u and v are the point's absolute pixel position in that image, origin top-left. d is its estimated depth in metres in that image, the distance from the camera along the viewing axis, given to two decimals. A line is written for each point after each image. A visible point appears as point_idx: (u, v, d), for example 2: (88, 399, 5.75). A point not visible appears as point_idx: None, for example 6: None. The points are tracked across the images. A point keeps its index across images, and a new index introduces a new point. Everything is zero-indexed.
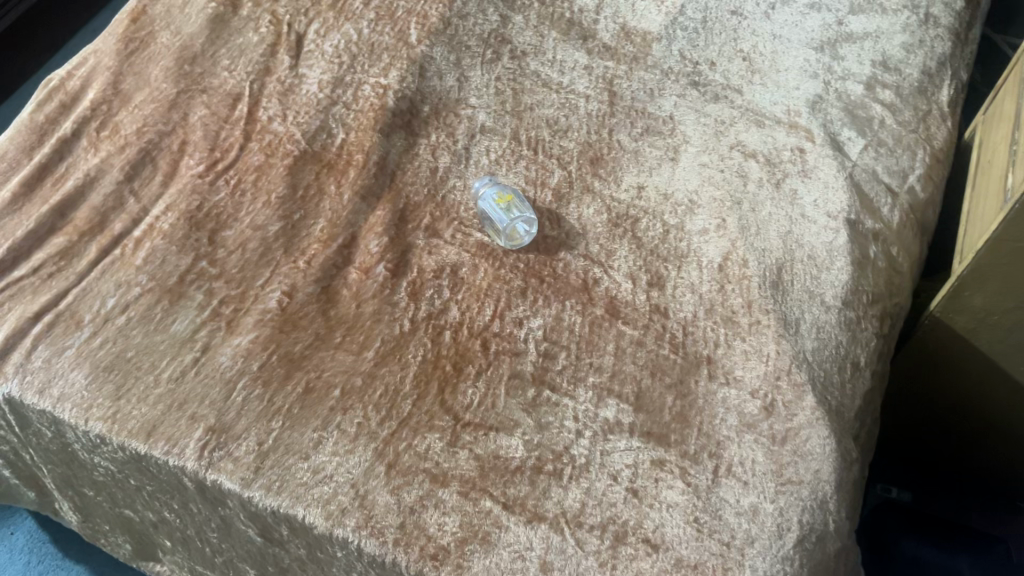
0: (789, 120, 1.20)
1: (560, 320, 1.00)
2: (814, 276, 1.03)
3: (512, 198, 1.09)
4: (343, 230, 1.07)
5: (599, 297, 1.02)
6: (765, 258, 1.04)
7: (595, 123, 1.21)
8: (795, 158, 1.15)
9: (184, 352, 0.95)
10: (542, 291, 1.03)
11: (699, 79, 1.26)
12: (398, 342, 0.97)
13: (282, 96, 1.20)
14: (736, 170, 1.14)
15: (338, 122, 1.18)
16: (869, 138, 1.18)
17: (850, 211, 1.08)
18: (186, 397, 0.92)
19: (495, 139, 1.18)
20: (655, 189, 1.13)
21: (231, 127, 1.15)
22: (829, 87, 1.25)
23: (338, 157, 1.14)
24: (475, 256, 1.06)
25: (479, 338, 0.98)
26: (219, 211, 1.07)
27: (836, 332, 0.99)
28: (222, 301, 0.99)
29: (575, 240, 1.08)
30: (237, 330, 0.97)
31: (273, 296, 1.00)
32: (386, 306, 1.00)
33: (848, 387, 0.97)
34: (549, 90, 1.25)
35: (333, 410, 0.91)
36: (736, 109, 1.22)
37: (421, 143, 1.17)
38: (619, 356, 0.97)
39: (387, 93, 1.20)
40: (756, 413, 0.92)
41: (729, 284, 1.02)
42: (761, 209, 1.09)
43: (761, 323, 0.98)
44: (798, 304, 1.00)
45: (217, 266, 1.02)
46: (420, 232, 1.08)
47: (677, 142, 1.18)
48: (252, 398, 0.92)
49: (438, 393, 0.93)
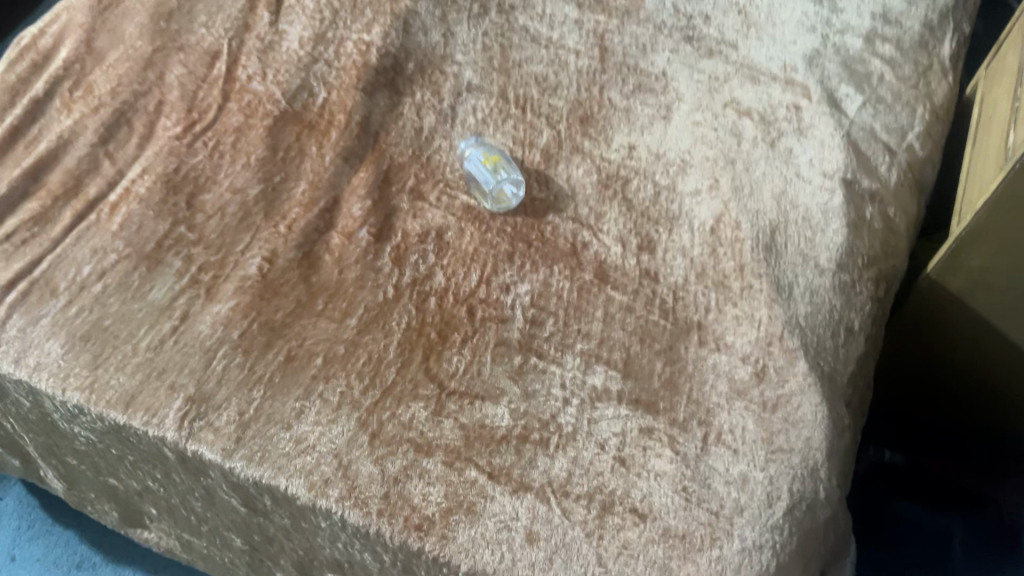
0: (785, 76, 1.16)
1: (548, 286, 0.97)
2: (809, 238, 1.00)
3: (499, 158, 1.07)
4: (325, 193, 1.04)
5: (587, 261, 1.00)
6: (759, 220, 1.01)
7: (586, 80, 1.17)
8: (790, 115, 1.11)
9: (162, 320, 0.93)
10: (529, 255, 1.00)
11: (693, 34, 1.22)
12: (382, 309, 0.95)
13: (261, 54, 1.16)
14: (730, 129, 1.10)
15: (320, 80, 1.14)
16: (868, 94, 1.14)
17: (846, 171, 1.05)
18: (165, 366, 0.90)
19: (482, 97, 1.15)
20: (646, 149, 1.09)
21: (208, 86, 1.12)
22: (828, 41, 1.21)
23: (319, 118, 1.10)
24: (461, 220, 1.03)
25: (464, 304, 0.96)
26: (198, 174, 1.04)
27: (830, 297, 0.97)
28: (200, 267, 0.97)
29: (563, 202, 1.05)
30: (216, 297, 0.95)
31: (253, 261, 0.97)
32: (369, 272, 0.98)
33: (842, 352, 0.95)
34: (538, 46, 1.21)
35: (316, 379, 0.90)
36: (731, 64, 1.18)
37: (405, 102, 1.14)
38: (608, 323, 0.95)
39: (370, 50, 1.16)
40: (747, 379, 0.90)
41: (721, 247, 1.00)
42: (755, 169, 1.06)
43: (754, 287, 0.96)
44: (791, 268, 0.98)
45: (195, 231, 0.99)
46: (405, 195, 1.05)
47: (669, 99, 1.14)
48: (233, 367, 0.90)
49: (422, 361, 0.91)
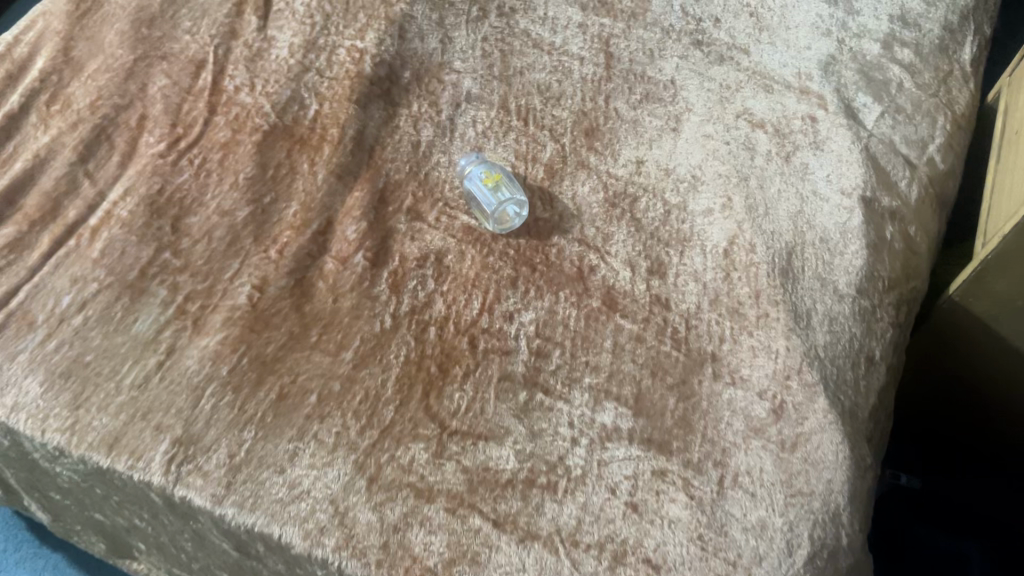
0: (800, 84, 1.10)
1: (554, 314, 0.93)
2: (827, 261, 0.96)
3: (501, 177, 1.00)
4: (318, 214, 0.98)
5: (594, 287, 0.95)
6: (774, 242, 0.96)
7: (591, 89, 1.11)
8: (806, 127, 1.06)
9: (147, 356, 0.88)
10: (534, 281, 0.95)
11: (702, 38, 1.17)
12: (380, 341, 0.90)
13: (249, 62, 1.10)
14: (743, 142, 1.05)
15: (311, 90, 1.08)
16: (886, 104, 1.09)
17: (865, 188, 1.00)
18: (150, 406, 0.85)
19: (482, 108, 1.09)
20: (655, 164, 1.04)
21: (194, 98, 1.06)
22: (844, 46, 1.15)
23: (311, 132, 1.05)
24: (461, 242, 0.98)
25: (465, 334, 0.91)
26: (183, 195, 0.98)
27: (850, 325, 0.92)
28: (187, 296, 0.91)
29: (569, 222, 1.00)
30: (204, 329, 0.90)
31: (242, 290, 0.92)
32: (365, 301, 0.93)
33: (862, 384, 0.90)
34: (540, 52, 1.15)
35: (310, 418, 0.85)
36: (742, 72, 1.13)
37: (402, 114, 1.08)
38: (618, 354, 0.90)
39: (364, 58, 1.11)
40: (765, 416, 0.85)
41: (735, 271, 0.95)
42: (770, 186, 1.01)
43: (770, 316, 0.91)
44: (809, 294, 0.93)
45: (181, 258, 0.94)
46: (402, 215, 1.00)
47: (679, 109, 1.09)
48: (222, 406, 0.85)
49: (422, 397, 0.86)
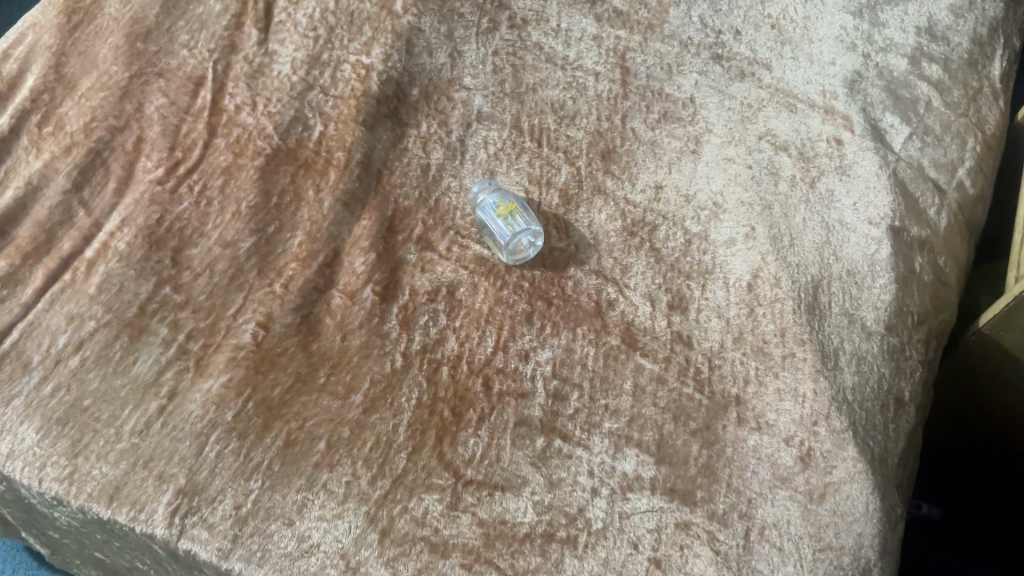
0: (825, 103, 1.06)
1: (571, 353, 0.89)
2: (855, 297, 0.92)
3: (515, 207, 0.96)
4: (324, 245, 0.94)
5: (613, 322, 0.91)
6: (800, 276, 0.92)
7: (607, 107, 1.07)
8: (831, 150, 1.02)
9: (148, 399, 0.84)
10: (550, 316, 0.91)
11: (722, 52, 1.12)
12: (391, 382, 0.86)
13: (249, 79, 1.05)
14: (766, 166, 1.01)
15: (315, 110, 1.04)
16: (914, 125, 1.05)
17: (894, 217, 0.96)
18: (152, 454, 0.81)
19: (493, 128, 1.05)
20: (674, 190, 1.00)
21: (193, 119, 1.01)
22: (869, 61, 1.10)
23: (316, 155, 1.00)
24: (473, 274, 0.94)
25: (479, 375, 0.87)
26: (183, 226, 0.94)
27: (878, 365, 0.89)
28: (189, 335, 0.88)
29: (586, 252, 0.96)
30: (206, 371, 0.86)
31: (246, 328, 0.88)
32: (375, 338, 0.89)
33: (892, 428, 0.87)
34: (553, 67, 1.10)
35: (319, 467, 0.81)
36: (764, 89, 1.08)
37: (410, 135, 1.04)
38: (638, 397, 0.86)
39: (370, 75, 1.06)
40: (792, 465, 0.82)
41: (759, 307, 0.91)
42: (795, 215, 0.97)
43: (797, 356, 0.87)
44: (836, 332, 0.89)
45: (182, 293, 0.90)
46: (411, 245, 0.96)
47: (699, 130, 1.05)
48: (227, 454, 0.82)
49: (435, 444, 0.83)
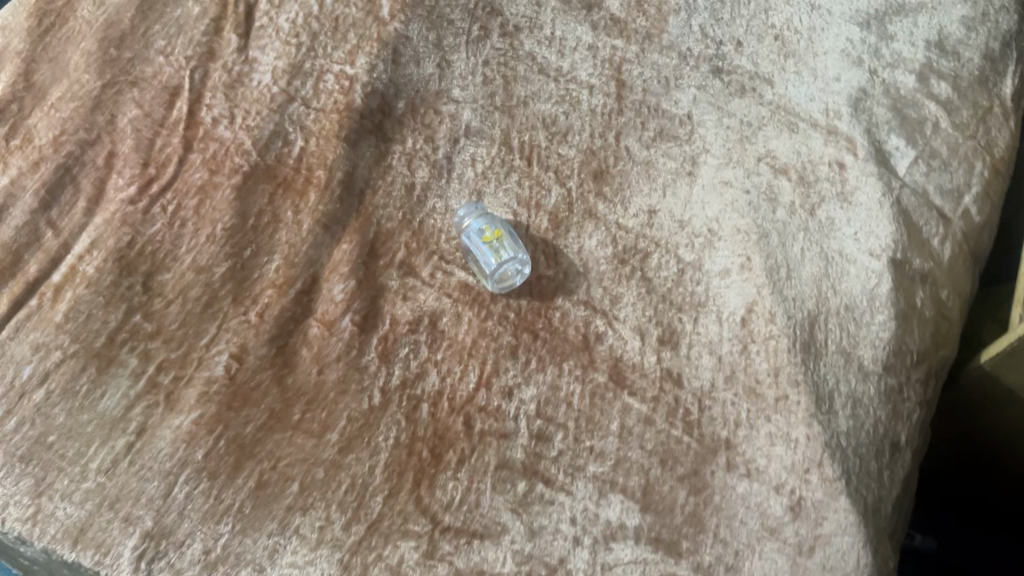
0: (828, 123, 1.01)
1: (556, 391, 0.86)
2: (852, 334, 0.88)
3: (501, 235, 0.92)
4: (302, 270, 0.91)
5: (601, 358, 0.88)
6: (795, 311, 0.88)
7: (601, 123, 1.03)
8: (833, 175, 0.98)
9: (115, 436, 0.81)
10: (535, 350, 0.88)
11: (723, 65, 1.07)
12: (368, 420, 0.83)
13: (227, 89, 1.00)
14: (764, 191, 0.97)
15: (296, 123, 0.99)
16: (920, 148, 1.00)
17: (895, 248, 0.92)
18: (119, 495, 0.79)
19: (482, 144, 1.01)
20: (668, 214, 0.96)
21: (168, 133, 0.97)
22: (875, 78, 1.06)
23: (296, 173, 0.96)
24: (457, 303, 0.91)
25: (460, 413, 0.84)
26: (155, 248, 0.90)
27: (874, 408, 0.85)
28: (159, 367, 0.85)
29: (574, 280, 0.92)
30: (177, 406, 0.83)
31: (219, 360, 0.85)
32: (353, 372, 0.86)
33: (886, 474, 0.84)
34: (546, 79, 1.06)
35: (291, 510, 0.79)
36: (765, 106, 1.03)
37: (395, 151, 1.00)
38: (624, 440, 0.83)
39: (354, 87, 1.01)
40: (782, 514, 0.79)
41: (752, 344, 0.87)
42: (793, 244, 0.93)
43: (790, 398, 0.84)
44: (832, 372, 0.86)
45: (152, 321, 0.86)
46: (393, 271, 0.92)
47: (695, 150, 1.00)
48: (196, 495, 0.79)
49: (412, 488, 0.80)
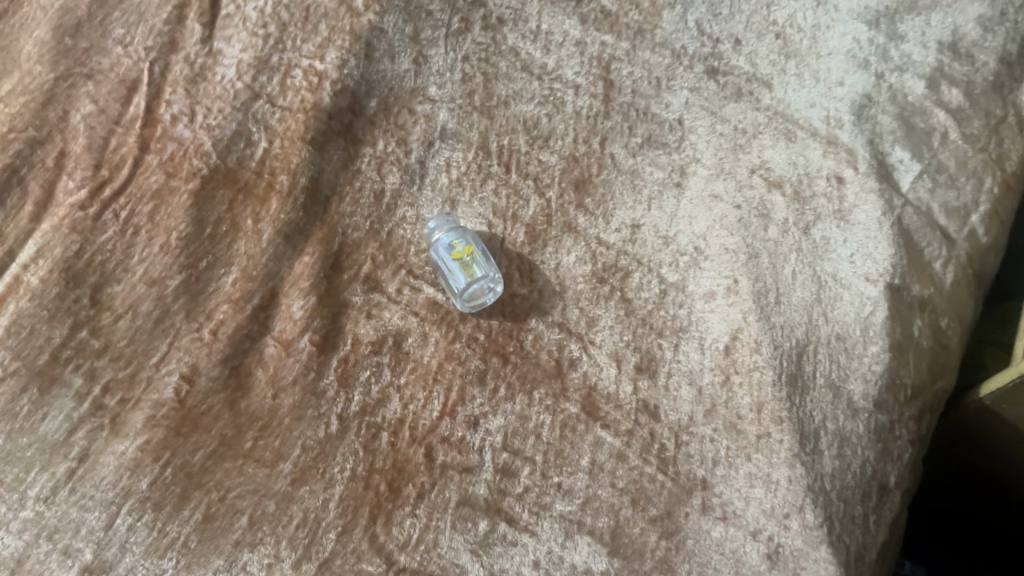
0: (828, 133, 0.93)
1: (525, 421, 0.81)
2: (843, 367, 0.82)
3: (473, 250, 0.86)
4: (260, 284, 0.86)
5: (573, 386, 0.83)
6: (783, 340, 0.83)
7: (585, 127, 0.96)
8: (830, 190, 0.91)
9: (55, 462, 0.77)
10: (504, 375, 0.83)
11: (718, 65, 0.97)
12: (324, 450, 0.79)
13: (188, 83, 0.93)
14: (756, 207, 0.91)
15: (260, 122, 0.93)
16: (926, 162, 0.92)
17: (894, 273, 0.86)
18: (58, 525, 0.75)
19: (458, 147, 0.95)
20: (652, 229, 0.91)
21: (123, 132, 0.92)
22: (882, 83, 0.94)
23: (257, 178, 0.91)
24: (424, 322, 0.86)
25: (422, 444, 0.80)
26: (106, 257, 0.85)
27: (863, 447, 0.80)
28: (106, 388, 0.80)
29: (549, 300, 0.87)
30: (123, 430, 0.79)
31: (169, 382, 0.81)
32: (309, 398, 0.81)
33: (872, 518, 0.79)
34: (528, 77, 0.97)
35: (239, 545, 0.74)
36: (762, 112, 0.96)
37: (364, 155, 0.94)
38: (595, 477, 0.78)
39: (322, 84, 0.93)
40: (758, 563, 0.75)
41: (735, 376, 0.82)
42: (784, 266, 0.87)
43: (772, 437, 0.79)
44: (818, 409, 0.81)
45: (100, 338, 0.82)
46: (358, 285, 0.88)
47: (684, 159, 0.94)
48: (139, 527, 0.75)
49: (368, 524, 0.76)
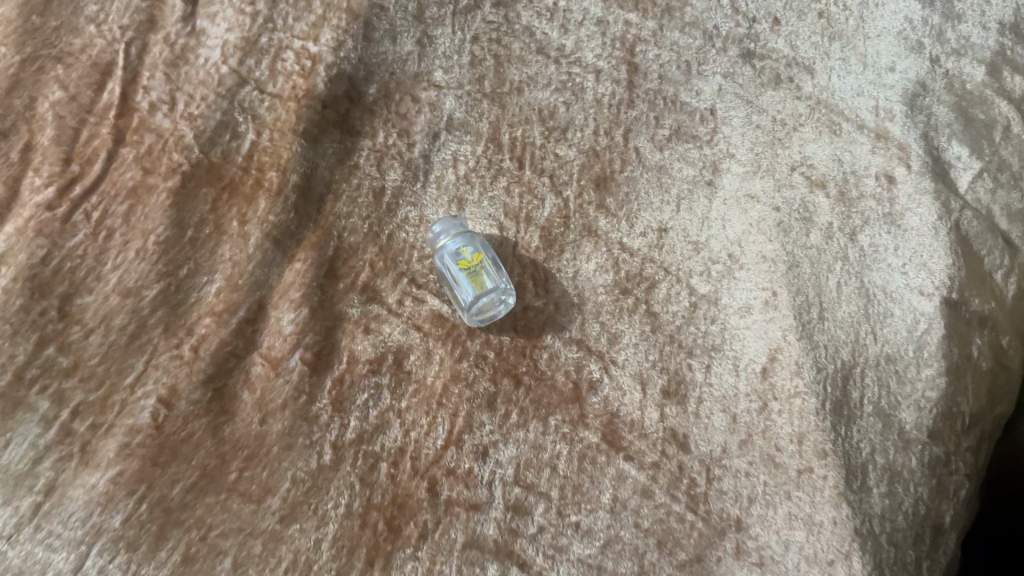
0: (877, 126, 0.85)
1: (539, 452, 0.73)
2: (893, 393, 0.74)
3: (482, 259, 0.78)
4: (246, 295, 0.78)
5: (593, 413, 0.75)
6: (826, 362, 0.75)
7: (607, 117, 0.87)
8: (880, 192, 0.82)
9: (19, 495, 0.67)
10: (516, 399, 0.75)
11: (755, 47, 0.89)
12: (317, 482, 0.71)
13: (168, 67, 0.83)
14: (797, 209, 0.82)
15: (247, 112, 0.84)
16: (987, 159, 0.84)
17: (951, 287, 0.76)
18: (23, 567, 0.65)
19: (466, 140, 0.86)
20: (681, 232, 0.82)
21: (95, 121, 0.81)
22: (938, 68, 0.87)
23: (244, 174, 0.82)
24: (427, 338, 0.78)
25: (425, 477, 0.72)
26: (76, 264, 0.76)
27: (915, 484, 0.72)
28: (75, 412, 0.71)
29: (567, 313, 0.79)
30: (92, 461, 0.69)
31: (145, 406, 0.72)
32: (300, 424, 0.73)
33: (924, 566, 0.71)
34: (544, 60, 0.88)
35: None
36: (802, 102, 0.87)
37: (362, 148, 0.85)
38: (617, 516, 0.71)
39: (316, 69, 0.84)
40: None
41: (774, 403, 0.74)
42: (826, 278, 0.78)
43: (814, 472, 0.71)
44: (866, 440, 0.72)
45: (69, 356, 0.73)
46: (355, 295, 0.80)
47: (717, 155, 0.85)
48: (111, 570, 0.66)
49: (364, 569, 0.68)
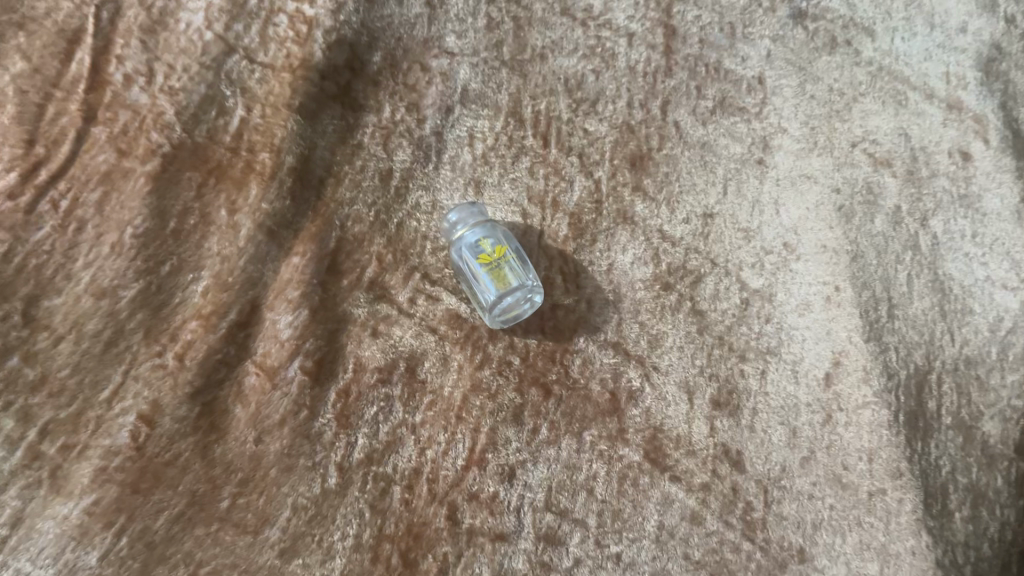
0: (949, 95, 0.73)
1: (573, 473, 0.66)
2: (976, 401, 0.66)
3: (505, 253, 0.69)
4: (237, 295, 0.68)
5: (633, 428, 0.67)
6: (897, 366, 0.67)
7: (643, 87, 0.75)
8: (954, 171, 0.72)
9: None
10: (545, 413, 0.67)
11: (807, 5, 0.75)
12: (320, 511, 0.63)
13: (144, 34, 0.68)
14: (862, 192, 0.72)
15: (235, 84, 0.70)
16: None
17: None
18: None
19: (483, 115, 0.75)
20: (728, 218, 0.72)
21: (64, 97, 0.66)
22: (1013, 29, 0.75)
23: (234, 155, 0.70)
24: (444, 341, 0.70)
25: (443, 503, 0.65)
26: (41, 261, 0.63)
27: (1000, 506, 0.65)
28: (45, 432, 0.60)
29: (601, 313, 0.70)
30: (68, 490, 0.59)
31: (124, 424, 0.62)
32: (301, 442, 0.65)
33: None
34: (569, 23, 0.75)
35: None
36: (863, 68, 0.74)
37: (366, 124, 0.74)
38: (661, 547, 0.64)
39: (313, 35, 0.71)
40: None
41: (838, 413, 0.66)
42: (895, 270, 0.69)
43: (889, 494, 0.64)
44: (945, 455, 0.66)
45: (36, 365, 0.61)
46: (360, 294, 0.71)
47: (768, 129, 0.74)
48: None
49: None
